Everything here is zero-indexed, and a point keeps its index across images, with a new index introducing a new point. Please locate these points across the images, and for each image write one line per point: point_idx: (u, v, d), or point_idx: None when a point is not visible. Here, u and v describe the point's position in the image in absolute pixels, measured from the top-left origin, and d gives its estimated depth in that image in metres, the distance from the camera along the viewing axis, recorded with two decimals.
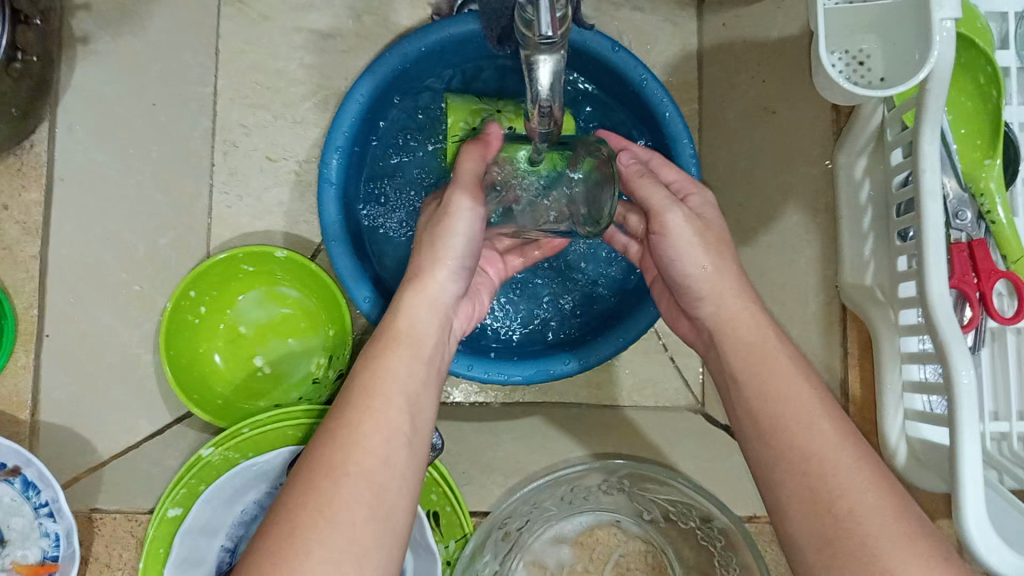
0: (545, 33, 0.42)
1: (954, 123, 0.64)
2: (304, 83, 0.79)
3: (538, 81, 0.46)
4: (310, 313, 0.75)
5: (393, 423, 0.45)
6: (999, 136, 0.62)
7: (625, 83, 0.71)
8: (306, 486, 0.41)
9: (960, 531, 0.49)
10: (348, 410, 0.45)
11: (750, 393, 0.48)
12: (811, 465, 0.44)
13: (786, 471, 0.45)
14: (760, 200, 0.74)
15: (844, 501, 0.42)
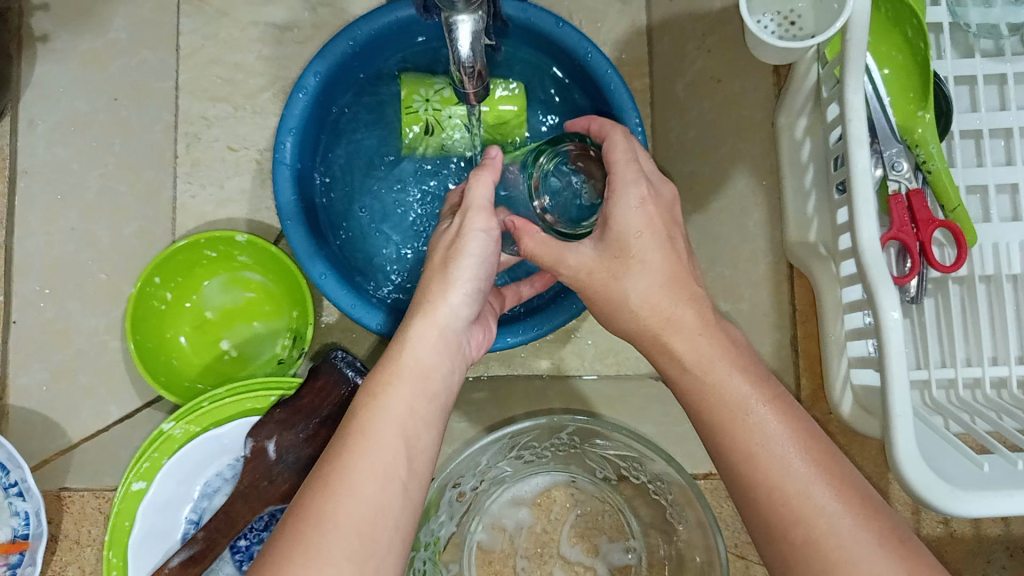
0: None
1: (881, 66, 0.66)
2: (262, 74, 0.80)
3: (458, 42, 0.49)
4: (275, 296, 0.77)
5: (394, 465, 0.45)
6: (925, 78, 0.63)
7: (570, 55, 0.72)
8: (297, 530, 0.41)
9: (892, 465, 0.50)
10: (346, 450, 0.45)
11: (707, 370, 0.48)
12: (780, 489, 0.44)
13: (755, 481, 0.45)
14: (710, 167, 0.76)
15: (807, 530, 0.42)
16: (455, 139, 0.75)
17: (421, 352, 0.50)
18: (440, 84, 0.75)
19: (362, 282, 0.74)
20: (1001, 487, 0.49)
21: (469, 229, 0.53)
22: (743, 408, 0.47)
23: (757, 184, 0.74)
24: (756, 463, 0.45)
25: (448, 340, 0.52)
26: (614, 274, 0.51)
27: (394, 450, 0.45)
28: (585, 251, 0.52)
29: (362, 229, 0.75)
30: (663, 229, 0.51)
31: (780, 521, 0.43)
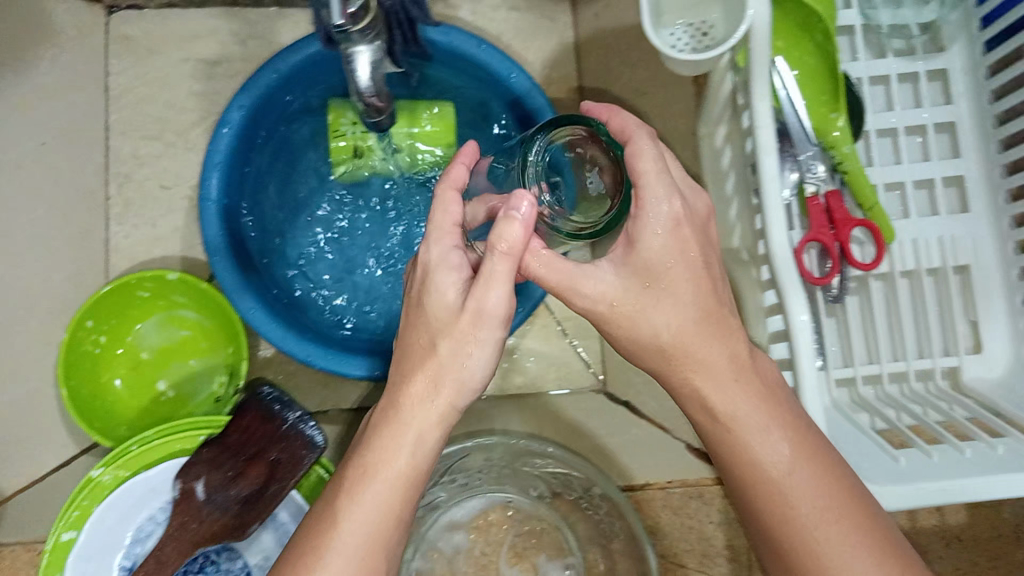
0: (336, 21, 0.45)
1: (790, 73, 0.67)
2: (193, 111, 0.81)
3: (357, 71, 0.50)
4: (210, 334, 0.77)
5: (381, 538, 0.45)
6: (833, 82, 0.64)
7: (493, 77, 0.75)
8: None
9: None
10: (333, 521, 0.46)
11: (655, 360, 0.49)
12: (775, 495, 0.46)
13: (753, 483, 0.47)
14: None
15: (798, 535, 0.45)
16: (384, 159, 0.76)
17: (415, 437, 0.46)
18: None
19: (295, 312, 0.74)
20: (956, 474, 0.52)
21: (473, 300, 0.45)
22: (726, 413, 0.48)
23: None
24: (764, 480, 0.47)
25: (448, 419, 0.47)
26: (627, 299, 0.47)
27: (389, 505, 0.46)
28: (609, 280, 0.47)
29: (296, 255, 0.76)
30: (686, 236, 0.46)
31: (781, 537, 0.46)
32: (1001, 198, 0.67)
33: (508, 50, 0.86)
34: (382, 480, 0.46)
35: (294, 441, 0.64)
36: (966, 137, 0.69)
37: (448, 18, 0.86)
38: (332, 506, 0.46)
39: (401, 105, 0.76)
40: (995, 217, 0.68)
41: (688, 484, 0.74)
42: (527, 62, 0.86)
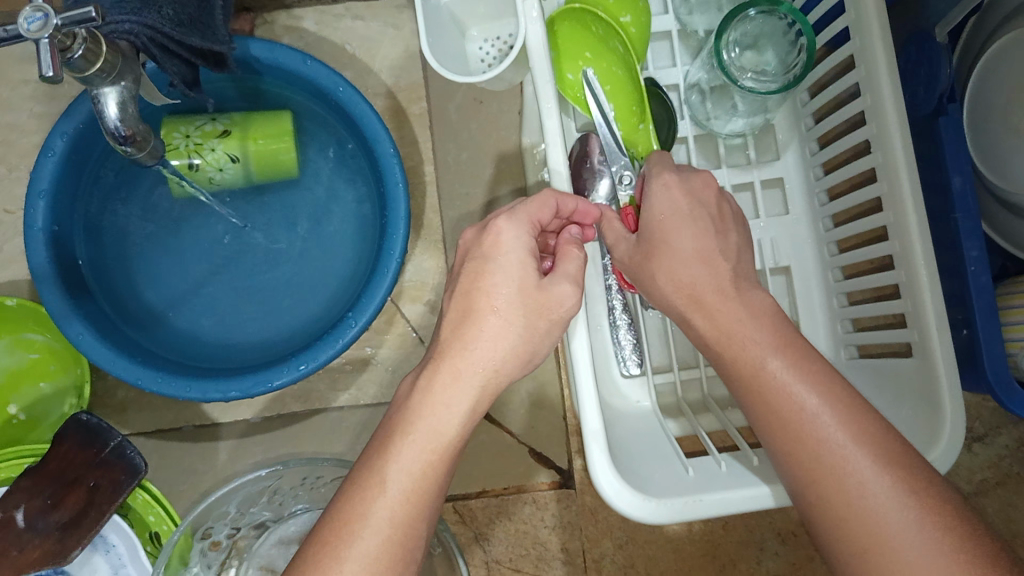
0: (47, 73, 0.43)
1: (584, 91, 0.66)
2: (36, 133, 0.85)
3: (107, 114, 0.50)
4: (58, 356, 0.81)
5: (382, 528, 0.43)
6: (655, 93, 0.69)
7: (322, 89, 0.74)
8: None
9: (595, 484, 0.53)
10: (333, 525, 0.44)
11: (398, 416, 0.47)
12: (821, 451, 0.46)
13: (786, 443, 0.47)
14: (480, 189, 0.83)
15: (850, 483, 0.44)
16: (221, 171, 0.75)
17: (441, 412, 0.46)
18: (202, 121, 0.75)
19: (135, 334, 0.75)
20: (705, 490, 0.54)
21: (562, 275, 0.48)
22: (756, 369, 0.49)
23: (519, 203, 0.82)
24: (804, 436, 0.46)
25: (450, 396, 0.47)
26: (465, 370, 0.47)
27: (394, 529, 0.44)
28: (508, 278, 0.48)
29: (137, 286, 0.78)
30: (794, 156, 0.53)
31: (822, 480, 0.45)
32: (817, 200, 0.67)
33: (353, 58, 0.85)
34: (377, 509, 0.44)
35: (114, 467, 0.64)
36: (789, 140, 0.69)
37: (292, 29, 0.86)
38: (340, 502, 0.45)
39: (237, 119, 0.75)
40: (812, 221, 0.68)
41: (523, 491, 0.78)
42: (372, 70, 0.85)
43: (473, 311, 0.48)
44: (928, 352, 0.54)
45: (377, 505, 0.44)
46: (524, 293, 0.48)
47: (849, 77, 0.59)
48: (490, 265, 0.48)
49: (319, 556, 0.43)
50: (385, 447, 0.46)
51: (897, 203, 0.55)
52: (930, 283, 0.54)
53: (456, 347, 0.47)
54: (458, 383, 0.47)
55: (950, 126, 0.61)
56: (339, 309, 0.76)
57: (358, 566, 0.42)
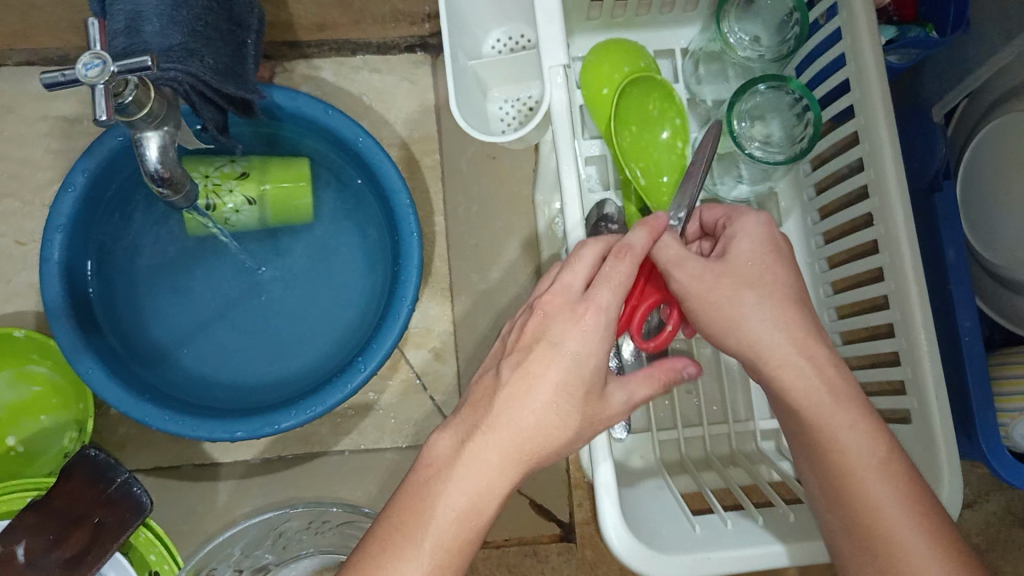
0: (100, 117, 0.45)
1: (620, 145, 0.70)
2: (50, 168, 0.85)
3: (147, 156, 0.52)
4: (60, 390, 0.82)
5: None
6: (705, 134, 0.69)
7: (341, 138, 0.76)
8: None
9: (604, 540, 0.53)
10: None
11: (428, 486, 0.44)
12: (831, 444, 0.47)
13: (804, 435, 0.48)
14: (490, 241, 0.85)
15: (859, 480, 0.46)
16: (237, 213, 0.76)
17: (474, 484, 0.44)
18: (220, 162, 0.76)
19: (141, 370, 0.75)
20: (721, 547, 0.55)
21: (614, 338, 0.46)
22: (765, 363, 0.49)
23: (528, 257, 0.85)
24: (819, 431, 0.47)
25: (483, 467, 0.44)
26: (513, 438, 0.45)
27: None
28: (569, 358, 0.45)
29: (143, 322, 0.79)
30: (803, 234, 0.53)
31: (852, 506, 0.46)
32: (818, 266, 0.69)
33: (369, 109, 0.88)
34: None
35: (120, 503, 0.66)
36: (791, 208, 0.72)
37: (309, 77, 0.88)
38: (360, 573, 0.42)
39: (254, 162, 0.77)
40: (814, 286, 0.70)
41: (524, 543, 0.79)
42: (387, 121, 0.87)
43: (523, 376, 0.45)
44: (927, 419, 0.56)
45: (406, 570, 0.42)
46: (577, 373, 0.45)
47: (852, 152, 0.62)
48: (550, 343, 0.46)
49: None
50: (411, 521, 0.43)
51: (898, 273, 0.58)
52: (929, 352, 0.56)
53: (505, 410, 0.45)
54: (492, 452, 0.44)
55: (946, 201, 0.64)
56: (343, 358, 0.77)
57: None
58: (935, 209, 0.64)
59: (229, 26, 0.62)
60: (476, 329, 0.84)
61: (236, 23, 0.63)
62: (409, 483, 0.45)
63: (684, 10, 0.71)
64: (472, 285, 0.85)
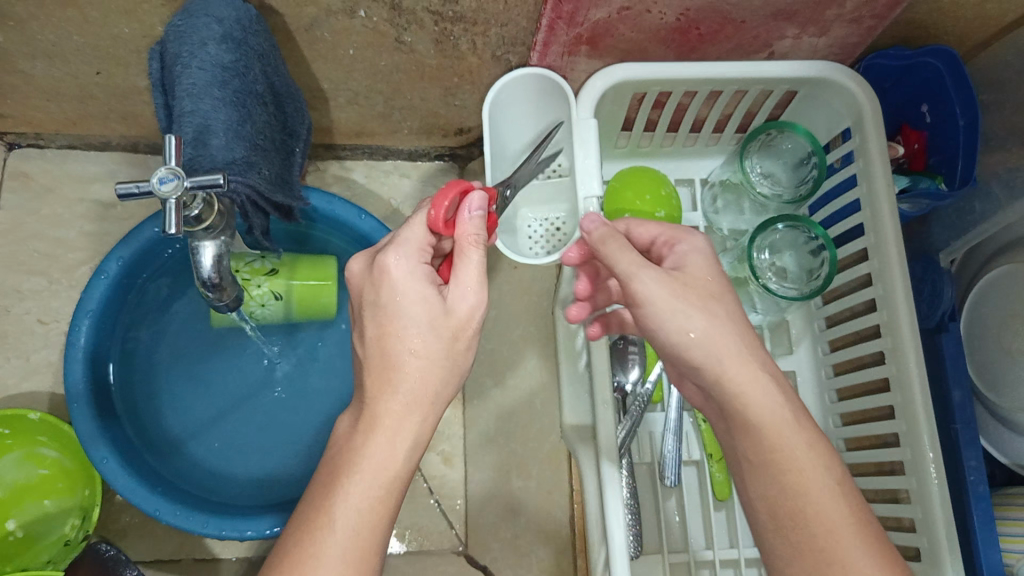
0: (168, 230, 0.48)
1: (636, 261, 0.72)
2: (82, 250, 0.88)
3: (201, 264, 0.54)
4: (68, 474, 0.81)
5: None
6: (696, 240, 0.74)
7: (371, 242, 0.78)
8: None
9: None
10: None
11: (337, 465, 0.49)
12: (806, 507, 0.47)
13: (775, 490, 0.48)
14: (506, 346, 0.87)
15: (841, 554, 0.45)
16: (263, 308, 0.78)
17: (377, 456, 0.49)
18: (252, 257, 0.77)
19: (154, 460, 0.75)
20: None
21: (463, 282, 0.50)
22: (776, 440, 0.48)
23: (544, 365, 0.86)
24: (799, 494, 0.47)
25: (389, 440, 0.49)
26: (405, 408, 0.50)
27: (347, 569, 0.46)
28: (418, 322, 0.49)
29: (158, 409, 0.79)
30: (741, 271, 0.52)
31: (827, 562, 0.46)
32: (828, 397, 0.72)
33: (397, 213, 0.91)
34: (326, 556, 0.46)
35: None
36: (801, 337, 0.75)
37: (341, 179, 0.92)
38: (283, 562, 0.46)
39: (285, 259, 0.79)
40: (823, 415, 0.72)
41: None
42: None
43: (389, 359, 0.50)
44: (937, 560, 0.57)
45: (326, 547, 0.46)
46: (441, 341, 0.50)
47: (865, 293, 0.65)
48: (394, 310, 0.49)
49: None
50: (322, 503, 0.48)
51: (910, 413, 0.60)
52: (939, 493, 0.58)
53: (382, 389, 0.50)
54: (396, 428, 0.49)
55: (951, 342, 0.67)
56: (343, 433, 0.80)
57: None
58: (941, 350, 0.67)
59: (281, 135, 0.65)
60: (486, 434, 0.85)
61: (289, 131, 0.67)
62: (322, 469, 0.51)
63: (706, 145, 0.75)
64: (486, 388, 0.86)
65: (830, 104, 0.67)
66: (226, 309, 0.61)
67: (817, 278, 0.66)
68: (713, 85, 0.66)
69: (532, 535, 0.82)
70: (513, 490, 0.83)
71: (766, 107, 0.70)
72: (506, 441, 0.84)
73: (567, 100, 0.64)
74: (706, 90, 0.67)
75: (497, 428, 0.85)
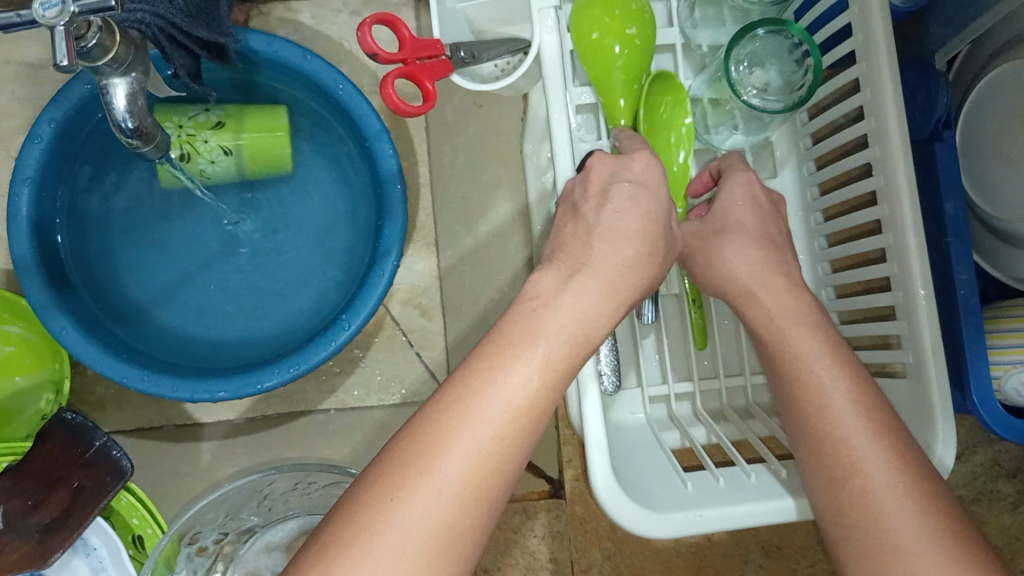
0: (59, 62, 0.43)
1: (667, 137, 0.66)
2: (17, 117, 0.82)
3: (113, 105, 0.49)
4: (36, 348, 0.79)
5: (465, 481, 0.36)
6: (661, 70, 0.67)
7: (322, 86, 0.72)
8: (363, 522, 0.35)
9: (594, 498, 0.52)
10: (397, 472, 0.36)
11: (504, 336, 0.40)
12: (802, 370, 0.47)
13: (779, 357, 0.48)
14: (478, 192, 0.83)
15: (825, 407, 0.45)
16: (213, 163, 0.73)
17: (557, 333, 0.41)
18: (195, 110, 0.73)
19: (117, 329, 0.73)
20: (705, 504, 0.54)
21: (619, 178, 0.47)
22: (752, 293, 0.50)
23: (518, 210, 0.82)
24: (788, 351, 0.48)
25: (574, 318, 0.41)
26: (576, 325, 0.41)
27: (475, 475, 0.36)
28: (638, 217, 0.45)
29: (116, 278, 0.76)
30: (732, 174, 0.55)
31: (806, 410, 0.46)
32: (813, 219, 0.68)
33: (350, 55, 0.84)
34: (460, 444, 0.37)
35: (100, 468, 0.64)
36: (786, 158, 0.70)
37: (287, 21, 0.84)
38: (414, 438, 0.37)
39: (231, 109, 0.74)
40: (807, 238, 0.69)
41: (515, 498, 0.78)
42: (368, 68, 0.84)
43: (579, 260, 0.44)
44: (922, 374, 0.55)
45: (463, 430, 0.37)
46: (613, 274, 0.43)
47: (852, 102, 0.59)
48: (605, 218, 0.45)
49: (352, 534, 0.35)
50: (478, 377, 0.38)
51: (898, 227, 0.56)
52: (928, 308, 0.55)
53: (527, 325, 0.40)
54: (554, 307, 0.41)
55: (946, 150, 0.62)
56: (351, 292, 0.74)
57: (438, 499, 0.36)
58: (934, 159, 0.63)
59: None
60: (462, 284, 0.82)
61: None
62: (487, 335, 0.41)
63: None
64: (459, 237, 0.83)
65: None
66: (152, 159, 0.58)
67: (800, 91, 0.61)
68: None
69: None
70: None
71: None
72: (484, 290, 0.82)
73: None
74: None
75: (473, 277, 0.82)
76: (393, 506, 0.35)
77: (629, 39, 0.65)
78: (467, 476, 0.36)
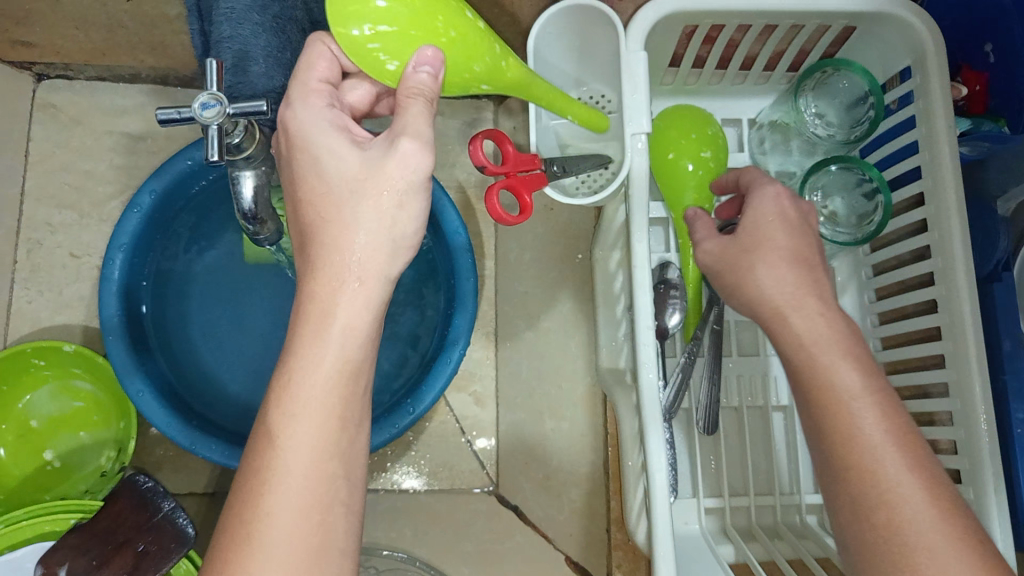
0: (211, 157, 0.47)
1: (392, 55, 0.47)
2: (111, 183, 0.87)
3: (242, 195, 0.53)
4: (103, 406, 0.82)
5: (316, 474, 0.41)
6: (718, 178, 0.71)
7: None
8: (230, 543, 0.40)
9: None
10: (249, 487, 0.41)
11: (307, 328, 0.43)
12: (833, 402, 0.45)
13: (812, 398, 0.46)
14: (541, 289, 0.86)
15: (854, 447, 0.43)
16: None
17: (315, 330, 0.43)
18: None
19: (187, 394, 0.75)
20: None
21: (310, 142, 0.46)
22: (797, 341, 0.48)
23: (579, 309, 0.85)
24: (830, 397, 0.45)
25: (321, 311, 0.43)
26: (373, 284, 0.44)
27: (313, 463, 0.41)
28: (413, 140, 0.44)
29: (189, 343, 0.79)
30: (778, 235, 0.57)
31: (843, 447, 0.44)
32: (871, 345, 0.71)
33: None
34: (295, 444, 0.41)
35: (166, 532, 0.66)
36: (846, 284, 0.73)
37: None
38: (255, 452, 0.41)
39: None
40: None
41: None
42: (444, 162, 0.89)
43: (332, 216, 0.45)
44: (982, 511, 0.56)
45: (283, 435, 0.41)
46: (384, 227, 0.44)
47: (918, 241, 0.63)
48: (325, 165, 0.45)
49: (228, 553, 0.40)
50: (284, 382, 0.42)
51: (961, 365, 0.58)
52: (989, 446, 0.57)
53: (314, 317, 0.43)
54: (332, 296, 0.43)
55: (1003, 293, 0.65)
56: (413, 381, 0.77)
57: (288, 502, 0.40)
58: (993, 301, 0.66)
59: None
60: (519, 375, 0.85)
61: None
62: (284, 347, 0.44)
63: (755, 83, 0.73)
64: (519, 331, 0.85)
65: (886, 40, 0.64)
66: (264, 242, 0.61)
67: (866, 227, 0.64)
68: (768, 19, 0.63)
69: (568, 477, 0.82)
70: (545, 433, 0.83)
71: (821, 43, 0.67)
72: (539, 384, 0.84)
73: (615, 33, 0.61)
74: (761, 24, 0.64)
75: (530, 369, 0.84)
76: (254, 518, 0.40)
77: (706, 162, 0.69)
78: (313, 470, 0.41)
